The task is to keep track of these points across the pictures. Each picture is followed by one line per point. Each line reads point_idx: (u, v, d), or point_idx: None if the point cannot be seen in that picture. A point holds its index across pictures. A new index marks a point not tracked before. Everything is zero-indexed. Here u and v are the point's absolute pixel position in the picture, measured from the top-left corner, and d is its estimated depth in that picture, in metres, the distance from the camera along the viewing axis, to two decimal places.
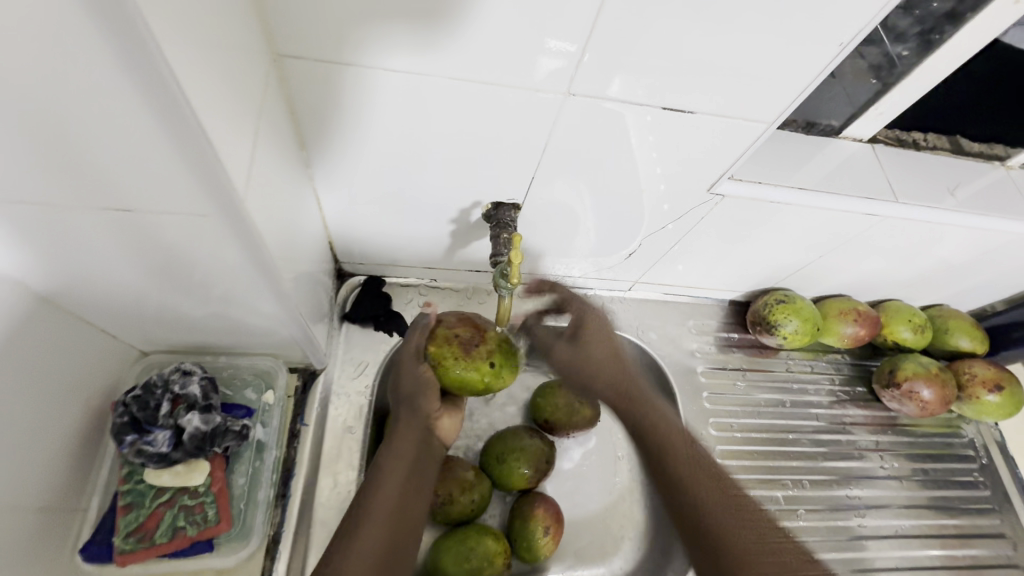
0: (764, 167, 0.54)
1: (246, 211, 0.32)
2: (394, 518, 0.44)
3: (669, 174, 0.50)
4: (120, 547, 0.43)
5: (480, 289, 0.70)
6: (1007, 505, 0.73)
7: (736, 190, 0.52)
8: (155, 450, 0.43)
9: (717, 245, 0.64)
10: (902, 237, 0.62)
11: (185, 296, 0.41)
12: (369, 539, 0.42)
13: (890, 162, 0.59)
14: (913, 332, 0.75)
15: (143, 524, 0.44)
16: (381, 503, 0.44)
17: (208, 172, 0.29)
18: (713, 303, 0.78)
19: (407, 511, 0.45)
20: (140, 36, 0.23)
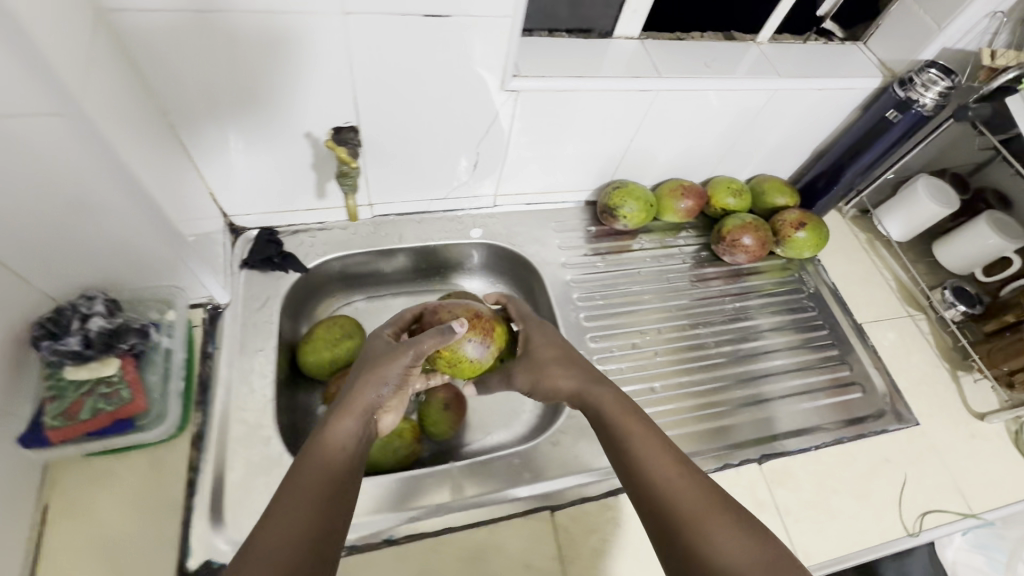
0: (550, 67, 0.68)
1: (85, 113, 0.42)
2: (329, 487, 0.47)
3: (464, 77, 0.63)
4: (53, 424, 0.52)
5: (360, 225, 0.82)
6: (832, 319, 0.89)
7: (524, 85, 0.66)
8: (72, 347, 0.53)
9: (543, 145, 0.77)
10: (685, 110, 0.77)
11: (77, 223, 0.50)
12: (303, 501, 0.45)
13: (656, 50, 0.74)
14: (734, 198, 0.90)
15: (70, 409, 0.54)
16: (315, 468, 0.48)
17: (38, 75, 0.39)
18: (572, 206, 0.92)
19: (342, 483, 0.48)
20: None
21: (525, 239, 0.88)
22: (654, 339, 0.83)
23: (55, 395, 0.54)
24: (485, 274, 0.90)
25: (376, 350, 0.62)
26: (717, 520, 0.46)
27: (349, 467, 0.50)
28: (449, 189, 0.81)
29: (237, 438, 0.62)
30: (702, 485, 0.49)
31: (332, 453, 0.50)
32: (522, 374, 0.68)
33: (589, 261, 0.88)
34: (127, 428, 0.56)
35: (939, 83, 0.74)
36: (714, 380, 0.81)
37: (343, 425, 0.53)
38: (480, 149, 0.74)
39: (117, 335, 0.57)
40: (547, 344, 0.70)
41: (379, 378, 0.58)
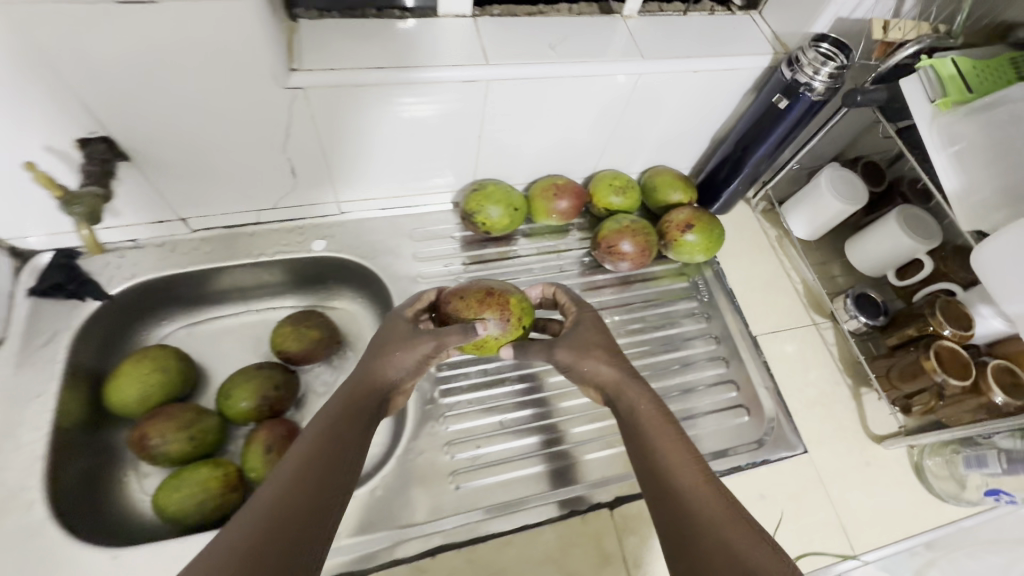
0: (342, 54, 0.56)
1: None
2: (323, 465, 0.50)
3: (224, 75, 0.52)
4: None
5: (178, 241, 0.73)
6: (726, 331, 0.79)
7: (307, 81, 0.55)
8: None
9: (372, 146, 0.67)
10: (535, 100, 0.66)
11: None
12: (283, 486, 0.47)
13: (489, 29, 0.63)
14: (617, 196, 0.80)
15: None
16: (302, 455, 0.50)
17: None
18: (437, 209, 0.81)
19: (341, 462, 0.51)
20: None
21: (377, 250, 0.78)
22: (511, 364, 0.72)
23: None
24: (346, 292, 0.83)
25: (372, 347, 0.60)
26: (708, 500, 0.49)
27: (344, 445, 0.52)
28: (279, 198, 0.70)
29: None
30: (697, 464, 0.52)
31: (319, 435, 0.52)
32: (563, 350, 0.62)
33: (449, 274, 0.78)
34: None
35: (828, 63, 0.63)
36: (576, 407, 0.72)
37: (339, 409, 0.55)
38: (289, 156, 0.64)
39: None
40: (593, 327, 0.66)
41: (388, 358, 0.59)
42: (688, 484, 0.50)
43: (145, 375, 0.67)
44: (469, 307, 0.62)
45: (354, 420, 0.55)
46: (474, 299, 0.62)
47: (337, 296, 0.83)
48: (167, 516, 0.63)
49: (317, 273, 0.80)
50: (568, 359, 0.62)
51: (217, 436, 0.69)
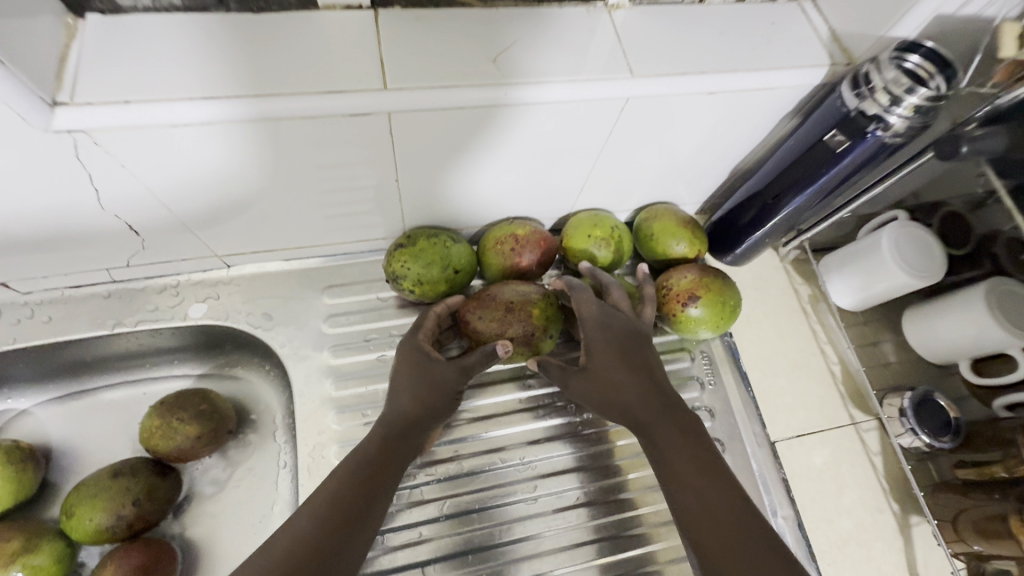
0: (157, 81, 0.38)
1: None
2: (341, 517, 0.43)
3: None
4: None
5: (10, 307, 0.55)
6: (736, 434, 0.59)
7: (85, 120, 0.36)
8: None
9: (237, 194, 0.47)
10: (472, 133, 0.46)
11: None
12: (294, 543, 0.40)
13: (397, 32, 0.43)
14: (598, 248, 0.59)
15: None
16: (318, 504, 0.43)
17: None
18: (362, 260, 0.62)
19: (359, 514, 0.43)
20: None
21: (278, 315, 0.59)
22: (447, 479, 0.56)
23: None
24: (244, 363, 0.66)
25: (401, 367, 0.50)
26: (727, 539, 0.40)
27: (371, 491, 0.45)
28: (131, 256, 0.53)
29: None
30: (726, 486, 0.43)
31: (339, 482, 0.45)
32: (576, 388, 0.50)
33: (370, 350, 0.59)
34: None
35: (913, 90, 0.41)
36: (524, 542, 0.55)
37: (374, 443, 0.47)
38: (113, 211, 0.45)
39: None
40: (614, 350, 0.49)
41: (420, 390, 0.49)
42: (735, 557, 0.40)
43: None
44: (488, 322, 0.52)
45: (387, 458, 0.47)
46: (491, 313, 0.52)
47: (241, 363, 0.66)
48: None
49: (208, 338, 0.62)
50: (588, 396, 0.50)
51: (56, 566, 0.53)
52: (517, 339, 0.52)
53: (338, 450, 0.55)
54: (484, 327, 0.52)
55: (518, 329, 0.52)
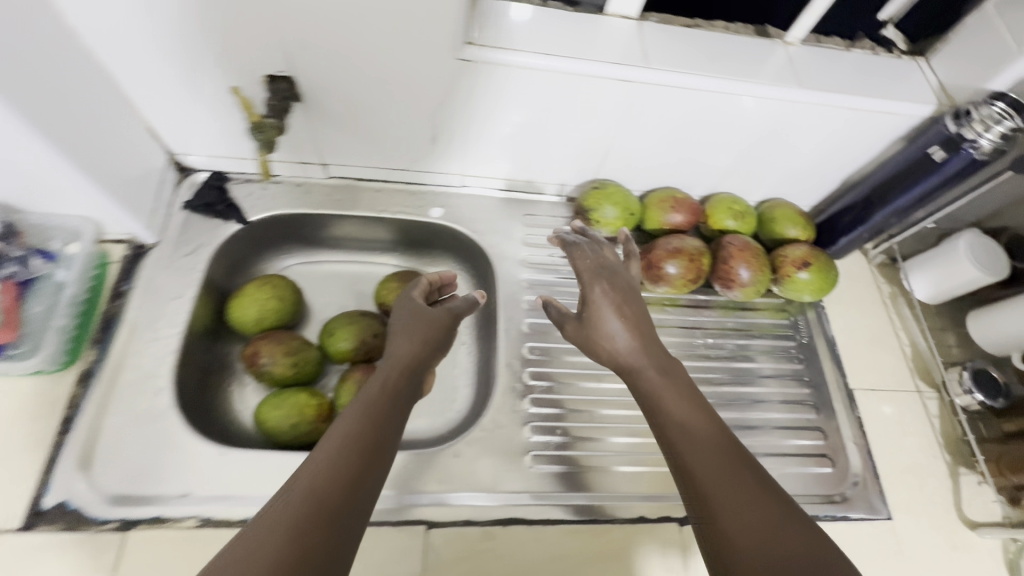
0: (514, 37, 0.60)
1: None
2: (359, 448, 0.45)
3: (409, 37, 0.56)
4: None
5: (314, 184, 0.78)
6: (822, 377, 0.77)
7: (482, 54, 0.58)
8: None
9: (510, 126, 0.69)
10: (680, 109, 0.67)
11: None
12: (345, 437, 0.46)
13: (653, 36, 0.65)
14: (734, 220, 0.79)
15: None
16: (339, 437, 0.46)
17: None
18: (550, 200, 0.83)
19: (380, 444, 0.47)
20: None
21: (488, 227, 0.81)
22: (603, 363, 0.74)
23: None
24: (445, 259, 0.85)
25: (405, 315, 0.61)
26: (751, 533, 0.42)
27: (383, 430, 0.48)
28: (412, 161, 0.75)
29: (127, 385, 0.60)
30: (758, 488, 0.45)
31: (357, 415, 0.48)
32: (582, 333, 0.61)
33: (552, 263, 0.80)
34: None
35: (1003, 121, 0.60)
36: (654, 420, 0.71)
37: (380, 385, 0.52)
38: (436, 122, 0.68)
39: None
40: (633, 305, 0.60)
41: (420, 338, 0.58)
42: (712, 499, 0.44)
43: (260, 300, 0.72)
44: (679, 266, 0.73)
45: (392, 401, 0.51)
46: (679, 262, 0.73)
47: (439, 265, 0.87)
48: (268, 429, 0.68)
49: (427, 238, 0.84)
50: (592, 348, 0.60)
51: (315, 367, 0.73)
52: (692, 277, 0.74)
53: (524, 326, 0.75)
54: (676, 270, 0.73)
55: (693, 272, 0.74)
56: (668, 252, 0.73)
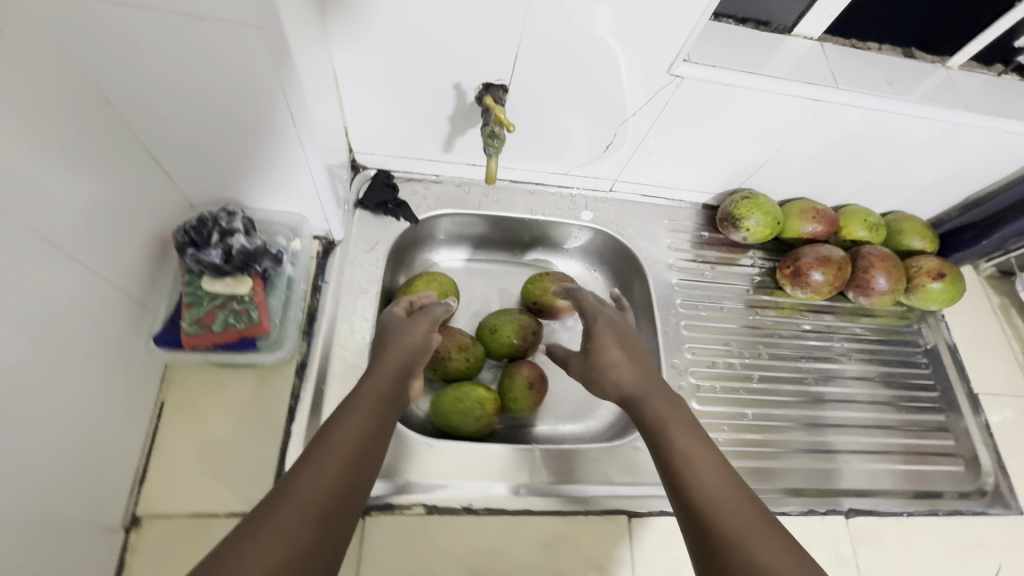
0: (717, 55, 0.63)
1: (280, 21, 0.41)
2: (355, 455, 0.45)
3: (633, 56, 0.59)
4: (189, 330, 0.50)
5: (474, 186, 0.80)
6: (947, 382, 0.83)
7: (693, 72, 0.60)
8: (211, 259, 0.51)
9: (686, 139, 0.72)
10: (850, 129, 0.70)
11: (261, 143, 0.53)
12: (354, 437, 0.47)
13: (837, 58, 0.68)
14: (868, 231, 0.83)
15: (204, 317, 0.51)
16: (349, 440, 0.46)
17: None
18: (689, 207, 0.87)
19: (367, 452, 0.47)
20: None
21: (634, 232, 0.84)
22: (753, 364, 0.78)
23: (192, 303, 0.51)
24: (585, 258, 0.87)
25: (417, 329, 0.61)
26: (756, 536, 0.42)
27: (374, 440, 0.48)
28: (576, 166, 0.78)
29: (339, 377, 0.62)
30: (736, 498, 0.45)
31: (362, 422, 0.48)
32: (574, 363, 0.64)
33: (697, 267, 0.84)
34: (250, 346, 0.53)
35: None
36: (803, 417, 0.76)
37: (370, 392, 0.52)
38: (617, 132, 0.71)
39: (254, 257, 0.53)
40: (607, 339, 0.62)
41: (404, 350, 0.59)
42: (708, 506, 0.45)
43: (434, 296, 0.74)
44: (824, 273, 0.78)
45: (385, 413, 0.51)
46: (826, 265, 0.78)
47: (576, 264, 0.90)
48: (447, 420, 0.70)
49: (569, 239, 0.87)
50: (586, 377, 0.63)
51: (480, 362, 0.76)
52: (839, 279, 0.79)
53: (677, 326, 0.79)
54: (821, 277, 0.78)
55: (840, 274, 0.79)
56: (814, 260, 0.78)
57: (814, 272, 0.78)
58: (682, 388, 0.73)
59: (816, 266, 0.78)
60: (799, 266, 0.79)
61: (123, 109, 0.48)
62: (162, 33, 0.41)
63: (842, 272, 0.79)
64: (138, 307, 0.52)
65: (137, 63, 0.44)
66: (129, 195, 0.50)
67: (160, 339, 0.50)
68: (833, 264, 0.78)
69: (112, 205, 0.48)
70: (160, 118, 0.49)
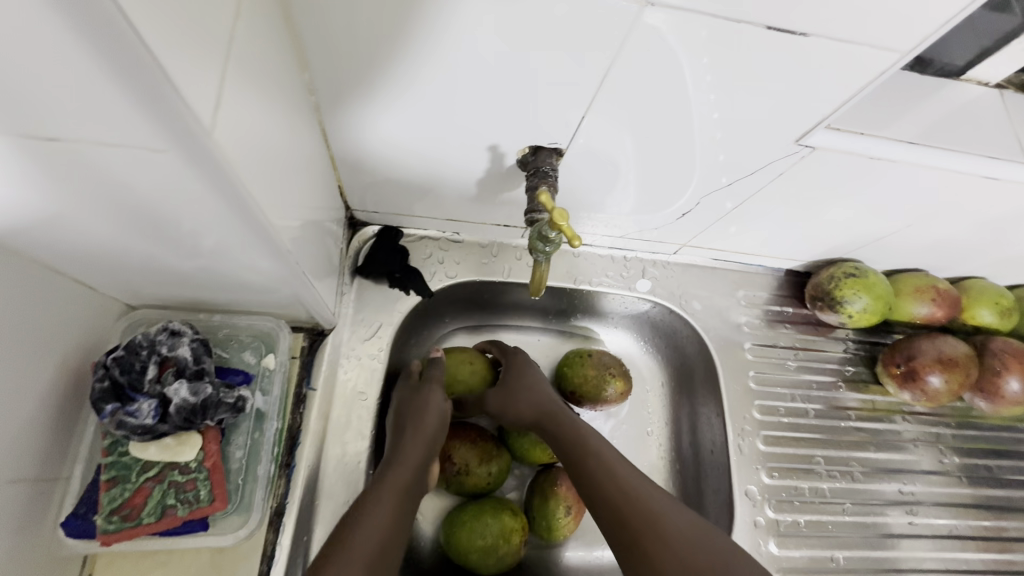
0: (860, 115, 0.45)
1: (206, 135, 0.23)
2: (372, 563, 0.41)
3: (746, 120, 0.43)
4: (105, 527, 0.37)
5: (506, 247, 0.63)
6: None
7: (830, 140, 0.44)
8: (139, 420, 0.37)
9: (788, 209, 0.55)
10: (1013, 208, 0.52)
11: (218, 263, 0.37)
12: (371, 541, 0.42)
13: (1021, 113, 0.49)
14: (997, 316, 0.65)
15: (129, 499, 0.38)
16: (366, 547, 0.42)
17: (164, 104, 0.21)
18: (767, 273, 0.70)
19: (385, 560, 0.43)
20: (128, 41, 0.19)
21: (702, 307, 0.67)
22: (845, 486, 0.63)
23: (113, 479, 0.38)
24: (634, 328, 0.70)
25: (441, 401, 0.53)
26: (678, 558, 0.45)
27: (393, 548, 0.44)
28: (635, 229, 0.61)
29: (329, 526, 0.48)
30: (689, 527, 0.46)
31: (384, 524, 0.44)
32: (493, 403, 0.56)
33: (777, 354, 0.68)
34: (198, 530, 0.39)
35: None
36: (902, 559, 0.62)
37: (394, 487, 0.46)
38: (700, 199, 0.54)
39: (204, 411, 0.39)
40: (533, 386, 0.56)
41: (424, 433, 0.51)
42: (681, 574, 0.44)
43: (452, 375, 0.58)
44: (946, 378, 0.61)
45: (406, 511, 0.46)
46: (951, 369, 0.61)
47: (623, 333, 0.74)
48: (465, 561, 0.55)
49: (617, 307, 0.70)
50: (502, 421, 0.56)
51: (505, 472, 0.60)
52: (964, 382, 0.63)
53: (752, 436, 0.63)
54: (941, 382, 0.62)
55: (968, 378, 0.62)
56: (934, 361, 0.62)
57: (934, 375, 0.62)
58: (757, 526, 0.59)
59: (939, 369, 0.61)
60: (915, 366, 0.62)
61: (11, 244, 0.31)
62: (31, 163, 0.25)
63: (969, 374, 0.62)
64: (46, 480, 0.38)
65: (7, 201, 0.27)
66: (27, 347, 0.35)
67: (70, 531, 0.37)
68: (960, 367, 0.61)
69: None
70: (57, 246, 0.33)
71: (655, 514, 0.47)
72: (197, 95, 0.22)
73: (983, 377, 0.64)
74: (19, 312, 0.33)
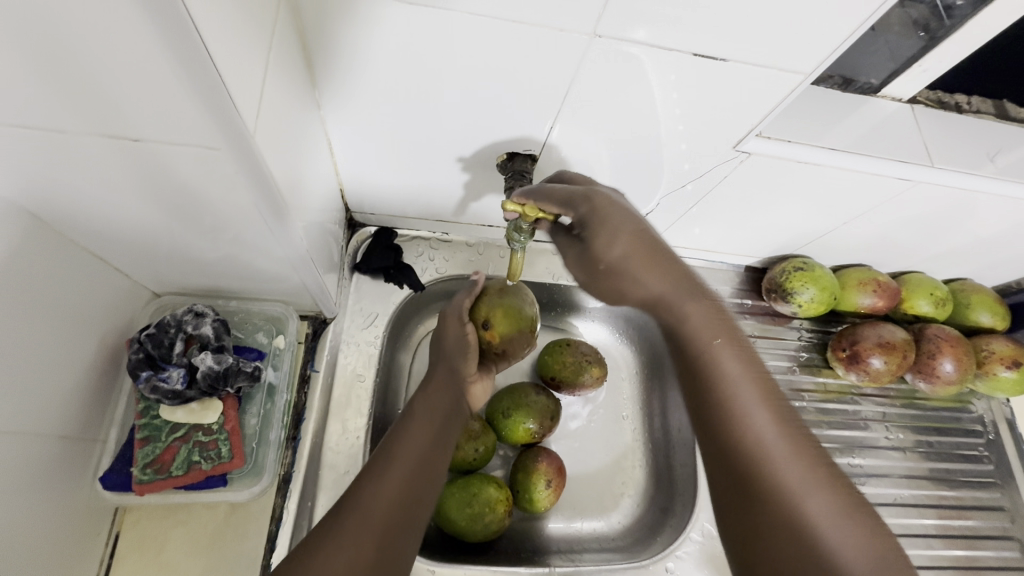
0: (791, 125, 0.53)
1: (253, 142, 0.30)
2: (419, 465, 0.47)
3: (691, 129, 0.50)
4: (140, 477, 0.43)
5: (491, 246, 0.69)
6: (1011, 481, 0.74)
7: (764, 148, 0.52)
8: (170, 387, 0.43)
9: (737, 209, 0.62)
10: (931, 207, 0.60)
11: (241, 251, 0.43)
12: (411, 442, 0.48)
13: (929, 124, 0.57)
14: (933, 306, 0.72)
15: (159, 457, 0.44)
16: (411, 453, 0.47)
17: (225, 118, 0.28)
18: (729, 269, 0.77)
19: (428, 463, 0.48)
20: (206, 70, 0.25)
21: None
22: None
23: (147, 437, 0.44)
24: (609, 320, 0.77)
25: (456, 331, 0.58)
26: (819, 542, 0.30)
27: (436, 454, 0.49)
28: None
29: (330, 490, 0.54)
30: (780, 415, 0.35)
31: (423, 434, 0.50)
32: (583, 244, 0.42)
33: None
34: (218, 485, 0.45)
35: None
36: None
37: (428, 404, 0.53)
38: (661, 200, 0.61)
39: (225, 378, 0.45)
40: (627, 225, 0.40)
41: (450, 360, 0.57)
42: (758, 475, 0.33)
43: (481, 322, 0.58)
44: (885, 361, 0.68)
45: (444, 425, 0.52)
46: (890, 351, 0.68)
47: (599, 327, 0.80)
48: (454, 529, 0.60)
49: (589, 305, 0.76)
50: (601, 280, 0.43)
51: (490, 451, 0.66)
52: (904, 363, 0.70)
53: None
54: (881, 364, 0.69)
55: (906, 359, 0.69)
56: (874, 345, 0.69)
57: (875, 358, 0.69)
58: None
59: (880, 351, 0.68)
60: (859, 349, 0.69)
61: (66, 228, 0.37)
62: (101, 160, 0.31)
63: (908, 357, 0.69)
64: (86, 439, 0.43)
65: (76, 190, 0.33)
66: (73, 321, 0.41)
67: (104, 484, 0.43)
68: (898, 349, 0.68)
69: (49, 345, 0.38)
70: (104, 232, 0.39)
71: (758, 445, 0.33)
72: (242, 101, 0.28)
73: (921, 359, 0.71)
74: (68, 289, 0.39)
